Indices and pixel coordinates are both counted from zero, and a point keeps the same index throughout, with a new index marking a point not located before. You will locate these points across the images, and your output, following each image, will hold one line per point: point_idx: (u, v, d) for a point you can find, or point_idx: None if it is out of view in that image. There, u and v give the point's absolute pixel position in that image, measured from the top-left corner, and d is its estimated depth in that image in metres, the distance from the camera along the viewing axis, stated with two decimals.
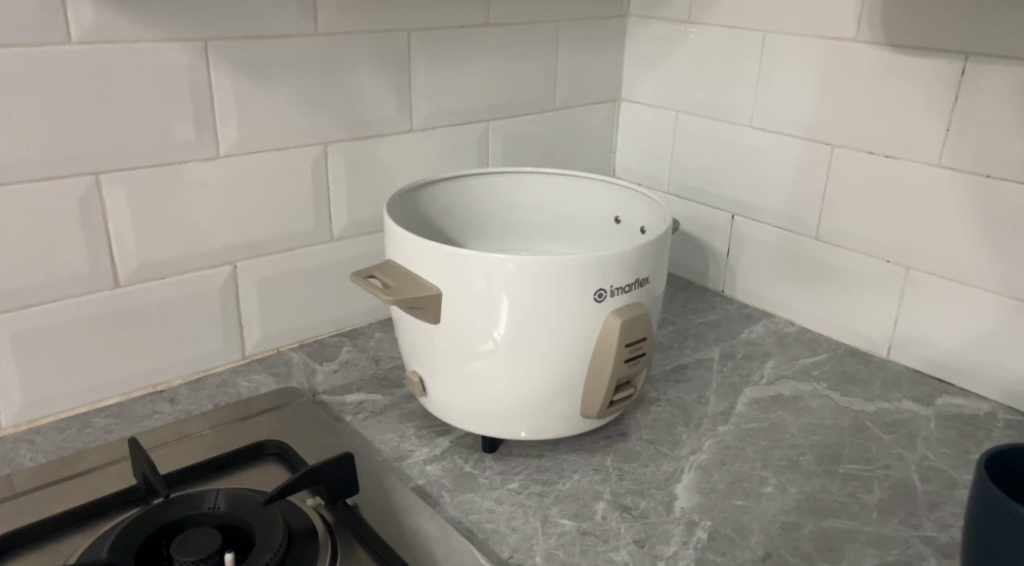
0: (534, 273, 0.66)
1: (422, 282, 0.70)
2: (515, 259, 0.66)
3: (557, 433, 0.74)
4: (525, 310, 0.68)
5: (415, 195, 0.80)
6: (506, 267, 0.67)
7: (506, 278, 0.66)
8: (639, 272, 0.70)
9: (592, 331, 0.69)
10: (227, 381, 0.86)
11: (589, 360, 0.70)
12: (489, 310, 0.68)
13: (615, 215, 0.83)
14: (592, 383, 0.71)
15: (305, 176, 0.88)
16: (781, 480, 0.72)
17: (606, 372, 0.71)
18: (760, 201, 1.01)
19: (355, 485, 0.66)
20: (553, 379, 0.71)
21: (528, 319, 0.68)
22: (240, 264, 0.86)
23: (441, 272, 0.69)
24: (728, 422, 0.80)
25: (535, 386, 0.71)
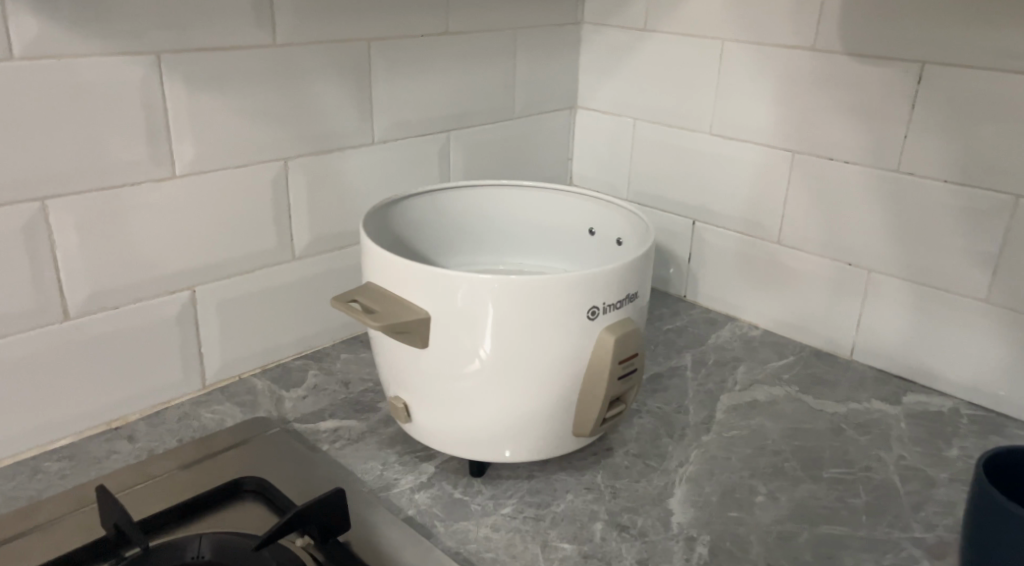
0: (525, 292, 0.64)
1: (410, 306, 0.67)
2: (502, 279, 0.64)
3: (546, 454, 0.73)
4: (516, 331, 0.66)
5: (389, 212, 0.78)
6: (495, 286, 0.64)
7: (494, 299, 0.64)
8: (630, 287, 0.69)
9: (585, 349, 0.68)
10: (188, 414, 0.81)
11: (583, 380, 0.69)
12: (477, 331, 0.66)
13: (590, 228, 0.82)
14: (585, 402, 0.70)
15: (265, 194, 0.83)
16: (770, 488, 0.72)
17: (599, 390, 0.69)
18: (720, 207, 1.01)
19: (347, 522, 0.63)
20: (544, 400, 0.69)
21: (518, 339, 0.66)
22: (198, 288, 0.81)
23: (427, 294, 0.66)
24: (710, 432, 0.80)
25: (525, 408, 0.69)
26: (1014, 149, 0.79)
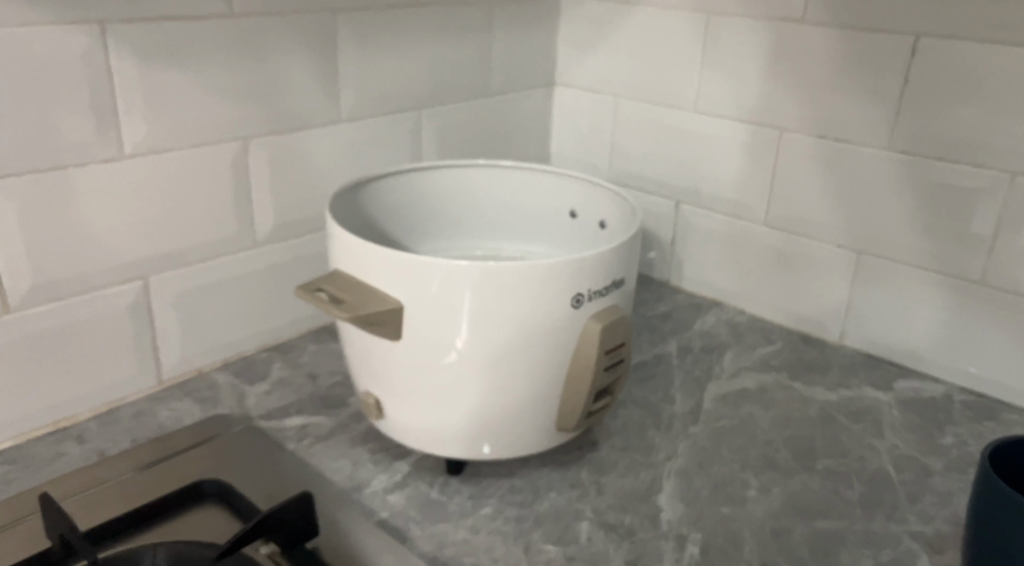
0: (505, 278, 0.60)
1: (382, 296, 0.62)
2: (479, 265, 0.60)
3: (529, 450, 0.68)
4: (495, 321, 0.61)
5: (357, 194, 0.73)
6: (472, 272, 0.60)
7: (470, 285, 0.60)
8: (617, 271, 0.64)
9: (570, 340, 0.63)
10: (144, 411, 0.75)
11: (568, 372, 0.65)
12: (453, 321, 0.61)
13: (571, 210, 0.78)
14: (569, 395, 0.65)
15: (225, 176, 0.78)
16: (763, 481, 0.69)
17: (585, 382, 0.64)
18: (704, 187, 0.98)
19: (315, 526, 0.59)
20: (525, 393, 0.65)
21: (498, 329, 0.62)
22: (152, 278, 0.76)
23: (400, 282, 0.61)
24: (698, 422, 0.76)
25: (506, 401, 0.65)
26: (1011, 124, 0.75)
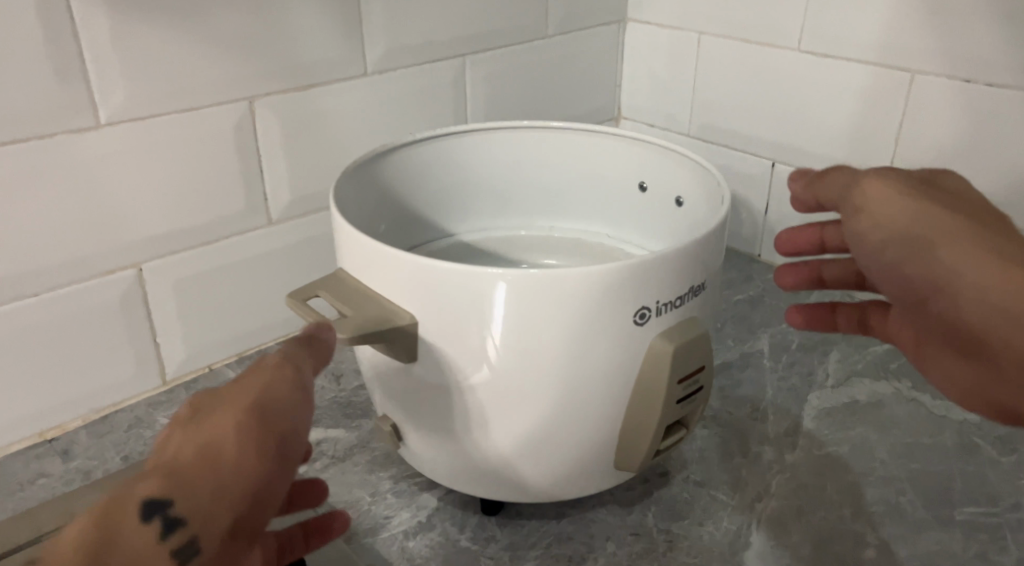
0: (547, 289, 0.46)
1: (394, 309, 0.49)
2: (515, 273, 0.46)
3: (583, 492, 0.55)
4: (535, 339, 0.47)
5: (374, 177, 0.59)
6: (502, 282, 0.46)
7: (503, 299, 0.46)
8: (695, 276, 0.49)
9: (632, 367, 0.49)
10: (141, 420, 0.65)
11: (629, 406, 0.50)
12: (484, 342, 0.48)
13: (640, 182, 0.63)
14: (630, 432, 0.51)
15: (227, 143, 0.66)
16: (882, 538, 0.54)
17: (650, 417, 0.50)
18: (809, 145, 0.80)
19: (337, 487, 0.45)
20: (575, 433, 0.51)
21: (540, 349, 0.48)
22: (146, 265, 0.64)
23: (415, 292, 0.48)
24: (797, 449, 0.61)
25: (551, 437, 0.51)
26: None
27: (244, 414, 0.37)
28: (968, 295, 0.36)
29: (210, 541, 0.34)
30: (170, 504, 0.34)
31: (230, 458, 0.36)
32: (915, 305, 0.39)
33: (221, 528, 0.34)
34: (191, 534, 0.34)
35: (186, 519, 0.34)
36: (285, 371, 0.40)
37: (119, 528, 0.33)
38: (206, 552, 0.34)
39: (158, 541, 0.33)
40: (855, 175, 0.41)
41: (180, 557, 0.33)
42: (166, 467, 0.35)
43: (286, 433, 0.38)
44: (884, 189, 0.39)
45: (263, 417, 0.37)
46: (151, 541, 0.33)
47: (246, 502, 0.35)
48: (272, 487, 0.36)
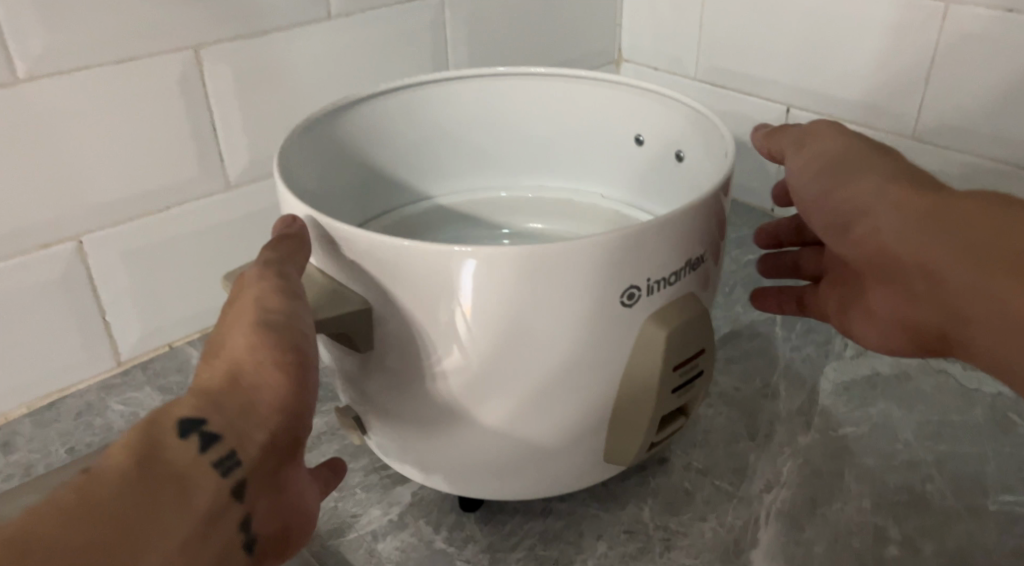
0: (519, 266, 0.37)
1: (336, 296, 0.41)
2: (484, 250, 0.37)
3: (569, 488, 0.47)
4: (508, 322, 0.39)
5: (329, 137, 0.51)
6: (466, 259, 0.37)
7: (469, 282, 0.38)
8: (693, 247, 0.42)
9: (620, 357, 0.41)
10: (92, 407, 0.60)
11: (617, 402, 0.43)
12: (449, 333, 0.39)
13: (636, 134, 0.56)
14: (621, 427, 0.44)
15: (173, 100, 0.59)
16: (906, 532, 0.48)
17: (643, 411, 0.43)
18: (826, 87, 0.72)
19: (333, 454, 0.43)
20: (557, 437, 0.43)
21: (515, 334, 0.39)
22: (86, 237, 0.58)
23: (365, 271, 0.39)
24: (811, 430, 0.55)
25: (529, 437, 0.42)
26: None
27: (256, 332, 0.38)
28: (882, 209, 0.41)
29: (249, 450, 0.36)
30: (206, 421, 0.36)
31: (251, 374, 0.37)
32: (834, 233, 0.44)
33: (257, 438, 0.37)
34: (231, 444, 0.36)
35: (222, 434, 0.36)
36: (282, 282, 0.39)
37: (165, 447, 0.35)
38: (247, 462, 0.36)
39: (197, 455, 0.35)
40: (802, 128, 0.47)
41: (221, 469, 0.35)
42: (202, 391, 0.37)
43: (300, 344, 0.38)
44: (822, 134, 0.45)
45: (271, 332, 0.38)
46: (193, 458, 0.35)
47: (279, 414, 0.37)
48: (298, 397, 0.38)
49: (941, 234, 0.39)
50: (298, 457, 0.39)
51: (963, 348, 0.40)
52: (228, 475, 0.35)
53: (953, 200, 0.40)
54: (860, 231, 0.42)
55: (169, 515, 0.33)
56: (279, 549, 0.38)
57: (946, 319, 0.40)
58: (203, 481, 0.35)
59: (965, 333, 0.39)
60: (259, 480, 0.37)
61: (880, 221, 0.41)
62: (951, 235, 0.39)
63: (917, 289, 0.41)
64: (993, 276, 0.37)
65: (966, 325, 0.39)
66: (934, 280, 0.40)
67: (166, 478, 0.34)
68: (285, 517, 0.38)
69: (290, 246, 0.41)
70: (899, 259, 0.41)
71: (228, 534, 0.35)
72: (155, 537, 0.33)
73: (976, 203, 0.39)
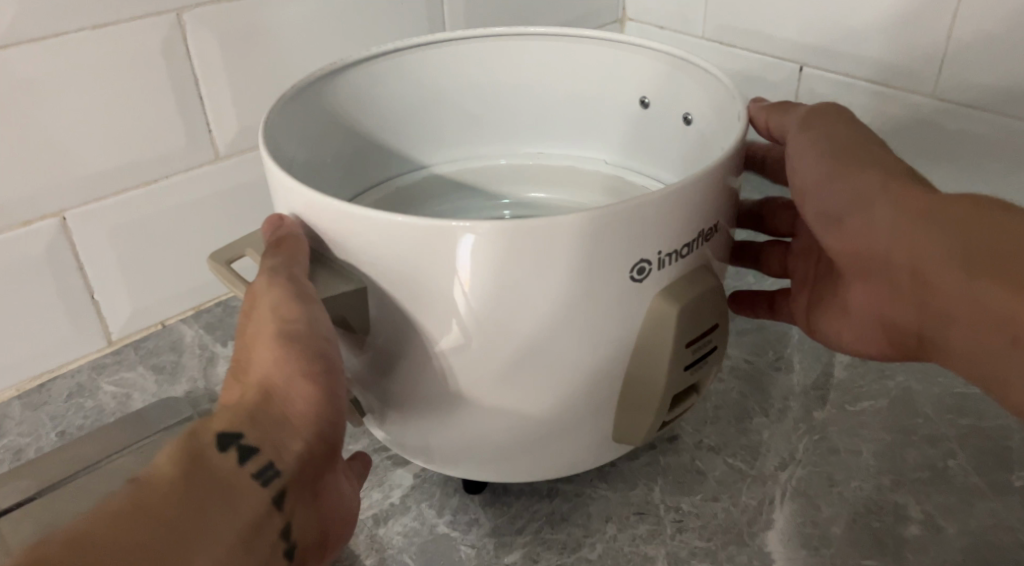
0: (520, 241, 0.35)
1: (328, 273, 0.39)
2: (487, 225, 0.35)
3: (576, 470, 0.45)
4: (510, 301, 0.36)
5: (317, 104, 0.49)
6: (465, 233, 0.35)
7: (467, 257, 0.35)
8: (706, 217, 0.39)
9: (629, 336, 0.39)
10: (83, 387, 0.58)
11: (624, 382, 0.40)
12: (449, 311, 0.37)
13: (642, 97, 0.53)
14: (629, 407, 0.42)
15: (156, 67, 0.56)
16: (927, 511, 0.46)
17: (652, 391, 0.41)
18: (840, 44, 0.69)
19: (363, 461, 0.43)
20: (561, 418, 0.41)
21: (517, 315, 0.37)
22: (70, 213, 0.56)
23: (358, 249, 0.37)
24: (826, 405, 0.53)
25: (534, 421, 0.40)
26: None
27: (281, 341, 0.38)
28: (881, 206, 0.41)
29: (287, 461, 0.36)
30: (242, 434, 0.36)
31: (283, 388, 0.38)
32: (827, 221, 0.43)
33: (293, 448, 0.37)
34: (268, 456, 0.36)
35: (259, 446, 0.36)
36: (295, 286, 0.38)
37: (204, 461, 0.35)
38: (286, 472, 0.36)
39: (237, 466, 0.35)
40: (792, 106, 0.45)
41: (260, 479, 0.35)
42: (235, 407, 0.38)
43: (324, 349, 0.38)
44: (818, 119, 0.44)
45: (295, 343, 0.38)
46: (234, 468, 0.35)
47: (313, 422, 0.37)
48: (329, 405, 0.38)
49: (937, 235, 0.39)
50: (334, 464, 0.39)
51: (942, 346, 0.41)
52: (268, 485, 0.35)
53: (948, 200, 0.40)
54: (854, 224, 0.42)
55: (213, 525, 0.33)
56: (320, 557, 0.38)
57: (931, 316, 0.40)
58: (245, 491, 0.35)
59: (948, 331, 0.40)
60: (299, 489, 0.37)
61: (878, 216, 0.41)
62: (945, 236, 0.39)
63: (904, 286, 0.41)
64: (985, 279, 0.37)
65: (949, 323, 0.39)
66: (923, 280, 0.40)
67: (211, 488, 0.34)
68: (324, 525, 0.38)
69: (293, 248, 0.39)
70: (891, 255, 0.41)
71: (274, 546, 0.35)
72: (204, 545, 0.32)
73: (976, 208, 0.39)
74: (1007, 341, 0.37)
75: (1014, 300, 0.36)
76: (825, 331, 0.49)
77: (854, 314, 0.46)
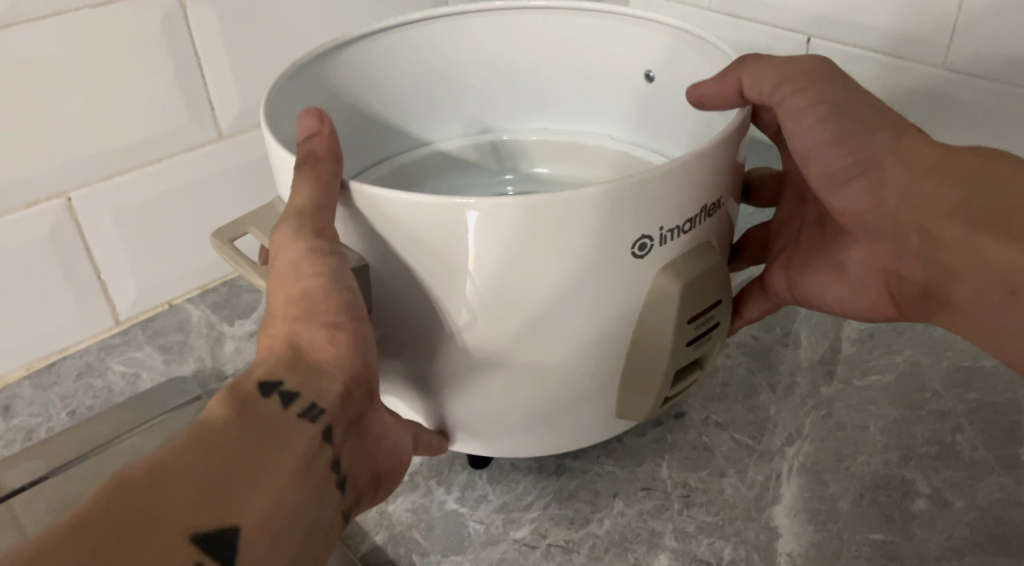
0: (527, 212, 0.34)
1: None
2: (486, 204, 0.34)
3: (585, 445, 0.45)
4: (518, 276, 0.36)
5: (317, 81, 0.48)
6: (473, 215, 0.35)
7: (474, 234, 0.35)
8: (709, 193, 0.39)
9: (631, 311, 0.39)
10: (92, 367, 0.59)
11: (626, 359, 0.40)
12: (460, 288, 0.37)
13: (647, 72, 0.52)
14: (631, 384, 0.42)
15: (156, 46, 0.55)
16: (935, 485, 0.46)
17: (655, 367, 0.41)
18: (848, 14, 0.68)
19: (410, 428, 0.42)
20: (567, 394, 0.40)
21: (524, 289, 0.36)
22: (75, 194, 0.56)
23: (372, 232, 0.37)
24: (834, 380, 0.53)
25: (542, 397, 0.40)
26: None
27: (301, 293, 0.37)
28: (888, 163, 0.40)
29: (329, 399, 0.36)
30: (283, 381, 0.36)
31: (312, 338, 0.37)
32: (831, 181, 0.43)
33: (332, 389, 0.36)
34: (310, 397, 0.36)
35: (300, 390, 0.36)
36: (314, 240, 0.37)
37: (249, 405, 0.35)
38: (331, 411, 0.36)
39: (283, 410, 0.35)
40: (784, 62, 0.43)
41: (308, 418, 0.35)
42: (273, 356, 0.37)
43: (345, 298, 0.37)
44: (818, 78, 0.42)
45: (310, 298, 0.37)
46: (280, 412, 0.35)
47: (348, 364, 0.37)
48: (360, 346, 0.37)
49: (942, 189, 0.39)
50: (375, 404, 0.39)
51: (943, 302, 0.41)
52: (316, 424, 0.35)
53: (955, 154, 0.39)
54: (859, 183, 0.41)
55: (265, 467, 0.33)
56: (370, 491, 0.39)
57: (934, 272, 0.40)
58: (294, 429, 0.35)
59: (952, 287, 0.40)
60: (345, 427, 0.37)
61: (886, 175, 0.40)
62: (951, 190, 0.38)
63: (909, 245, 0.41)
64: (986, 232, 0.37)
65: (952, 279, 0.39)
66: (927, 235, 0.39)
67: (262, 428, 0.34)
68: (369, 465, 0.38)
69: (324, 167, 0.38)
70: (898, 214, 0.40)
71: (325, 480, 0.35)
72: (257, 486, 0.33)
73: (979, 158, 0.38)
74: (1006, 291, 0.37)
75: (1015, 252, 0.36)
76: (822, 295, 0.49)
77: (854, 274, 0.46)
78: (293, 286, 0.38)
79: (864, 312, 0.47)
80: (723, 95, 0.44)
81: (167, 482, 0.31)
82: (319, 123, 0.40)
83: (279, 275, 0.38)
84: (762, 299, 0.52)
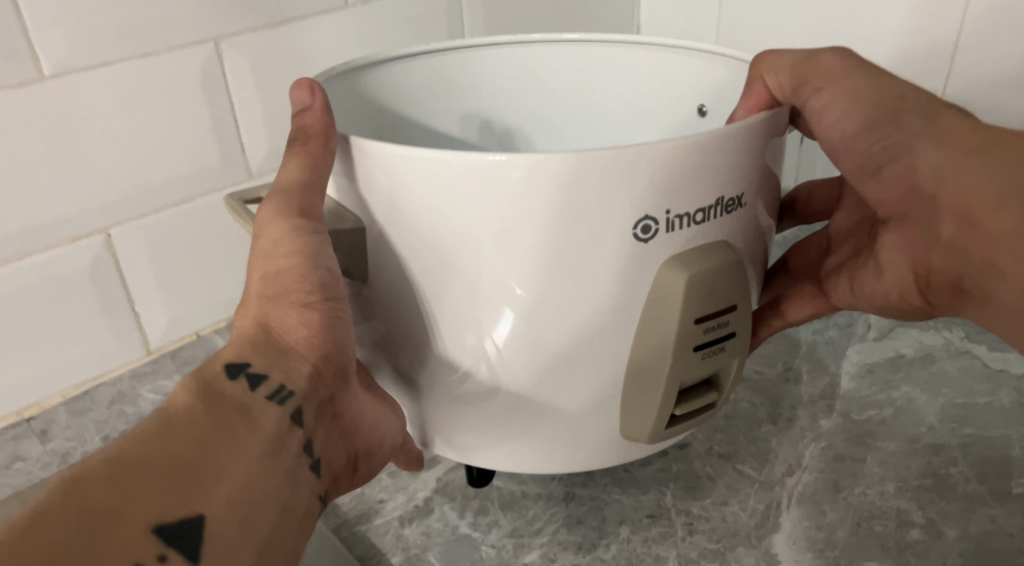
0: (555, 178, 0.36)
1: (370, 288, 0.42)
2: (524, 157, 0.36)
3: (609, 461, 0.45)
4: (556, 254, 0.37)
5: (358, 92, 0.51)
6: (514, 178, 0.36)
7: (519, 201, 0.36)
8: (726, 184, 0.39)
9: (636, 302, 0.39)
10: (124, 395, 0.62)
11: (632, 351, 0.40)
12: (506, 270, 0.38)
13: (699, 105, 0.53)
14: (639, 389, 0.41)
15: (194, 92, 0.59)
16: (929, 516, 0.48)
17: (663, 370, 0.41)
18: None
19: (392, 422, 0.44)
20: (572, 401, 0.41)
21: (547, 277, 0.38)
22: (114, 229, 0.59)
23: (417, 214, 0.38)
24: (833, 414, 0.56)
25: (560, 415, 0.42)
26: None
27: (270, 274, 0.41)
28: (926, 150, 0.42)
29: (297, 381, 0.39)
30: (250, 363, 0.39)
31: (282, 320, 0.41)
32: (867, 169, 0.45)
33: (301, 369, 0.40)
34: (278, 379, 0.39)
35: (268, 372, 0.39)
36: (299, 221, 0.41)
37: (213, 389, 0.38)
38: (299, 392, 0.39)
39: (250, 392, 0.38)
40: (806, 53, 0.45)
41: (274, 398, 0.38)
42: (241, 339, 0.40)
43: (320, 278, 0.40)
44: (843, 67, 0.43)
45: (278, 278, 0.41)
46: (248, 393, 0.38)
47: (317, 345, 0.40)
48: (329, 334, 0.41)
49: (989, 179, 0.40)
50: (348, 385, 0.42)
51: (980, 292, 0.43)
52: (284, 405, 0.38)
53: (998, 141, 0.41)
54: (894, 169, 0.43)
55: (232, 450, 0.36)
56: (346, 472, 0.42)
57: (973, 263, 0.42)
58: (262, 412, 0.38)
59: (991, 277, 0.41)
60: (314, 409, 0.40)
61: (921, 161, 0.42)
62: (997, 179, 0.40)
63: (943, 234, 0.43)
64: None
65: (993, 267, 0.41)
66: (971, 225, 0.41)
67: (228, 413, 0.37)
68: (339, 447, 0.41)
69: (314, 139, 0.41)
70: (940, 200, 0.42)
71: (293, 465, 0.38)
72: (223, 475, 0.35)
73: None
74: None
75: None
76: (859, 283, 0.51)
77: (884, 263, 0.48)
78: (267, 265, 0.41)
79: (896, 302, 0.49)
80: (755, 100, 0.46)
81: (132, 472, 0.33)
82: (310, 95, 0.42)
83: (255, 256, 0.42)
84: (814, 298, 0.54)
